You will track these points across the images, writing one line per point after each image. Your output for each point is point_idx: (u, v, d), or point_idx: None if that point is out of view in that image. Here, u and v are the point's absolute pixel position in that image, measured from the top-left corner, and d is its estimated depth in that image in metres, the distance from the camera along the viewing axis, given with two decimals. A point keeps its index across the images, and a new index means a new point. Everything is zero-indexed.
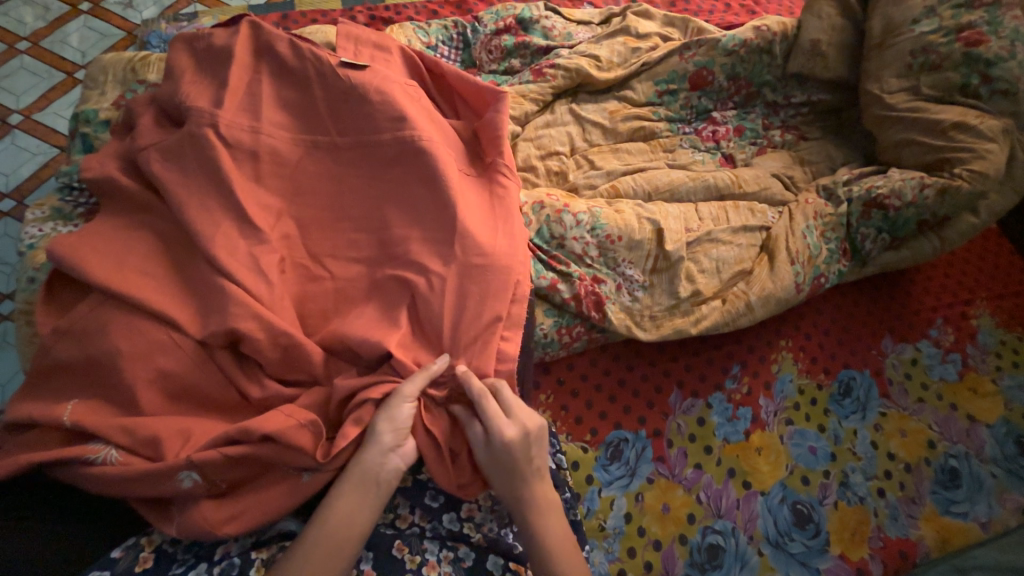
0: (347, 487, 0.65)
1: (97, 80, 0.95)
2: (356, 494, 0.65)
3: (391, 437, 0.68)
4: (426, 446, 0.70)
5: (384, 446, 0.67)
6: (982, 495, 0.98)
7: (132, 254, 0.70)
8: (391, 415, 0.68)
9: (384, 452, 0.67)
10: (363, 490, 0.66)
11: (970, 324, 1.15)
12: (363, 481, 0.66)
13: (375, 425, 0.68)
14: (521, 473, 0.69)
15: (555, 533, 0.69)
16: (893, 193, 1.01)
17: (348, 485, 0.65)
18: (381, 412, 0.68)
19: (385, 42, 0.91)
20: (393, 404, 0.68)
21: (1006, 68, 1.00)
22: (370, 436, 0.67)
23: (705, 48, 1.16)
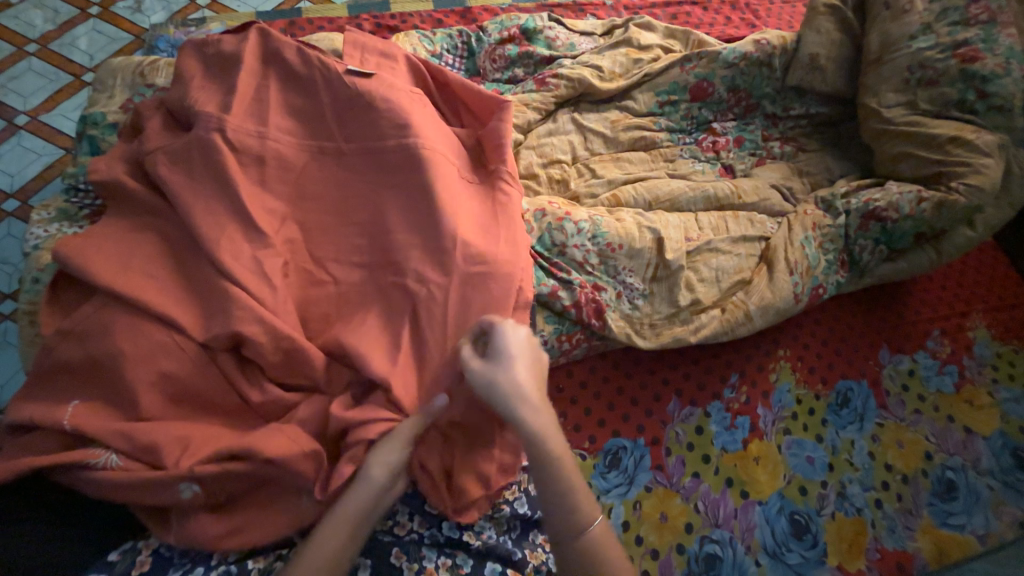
0: (339, 521, 0.64)
1: (107, 83, 0.96)
2: (349, 530, 0.64)
3: (385, 478, 0.67)
4: (421, 478, 0.73)
5: (381, 484, 0.67)
6: (979, 507, 0.98)
7: (137, 257, 0.71)
8: (388, 457, 0.67)
9: (379, 491, 0.67)
10: (357, 525, 0.65)
11: (967, 336, 1.16)
12: (358, 518, 0.65)
13: (367, 467, 0.67)
14: (521, 392, 0.69)
15: (561, 451, 0.68)
16: (891, 206, 1.02)
17: (341, 521, 0.64)
18: (376, 453, 0.67)
19: (391, 50, 0.93)
20: (389, 444, 0.68)
21: (1002, 84, 1.01)
22: (362, 477, 0.66)
23: (706, 60, 1.18)
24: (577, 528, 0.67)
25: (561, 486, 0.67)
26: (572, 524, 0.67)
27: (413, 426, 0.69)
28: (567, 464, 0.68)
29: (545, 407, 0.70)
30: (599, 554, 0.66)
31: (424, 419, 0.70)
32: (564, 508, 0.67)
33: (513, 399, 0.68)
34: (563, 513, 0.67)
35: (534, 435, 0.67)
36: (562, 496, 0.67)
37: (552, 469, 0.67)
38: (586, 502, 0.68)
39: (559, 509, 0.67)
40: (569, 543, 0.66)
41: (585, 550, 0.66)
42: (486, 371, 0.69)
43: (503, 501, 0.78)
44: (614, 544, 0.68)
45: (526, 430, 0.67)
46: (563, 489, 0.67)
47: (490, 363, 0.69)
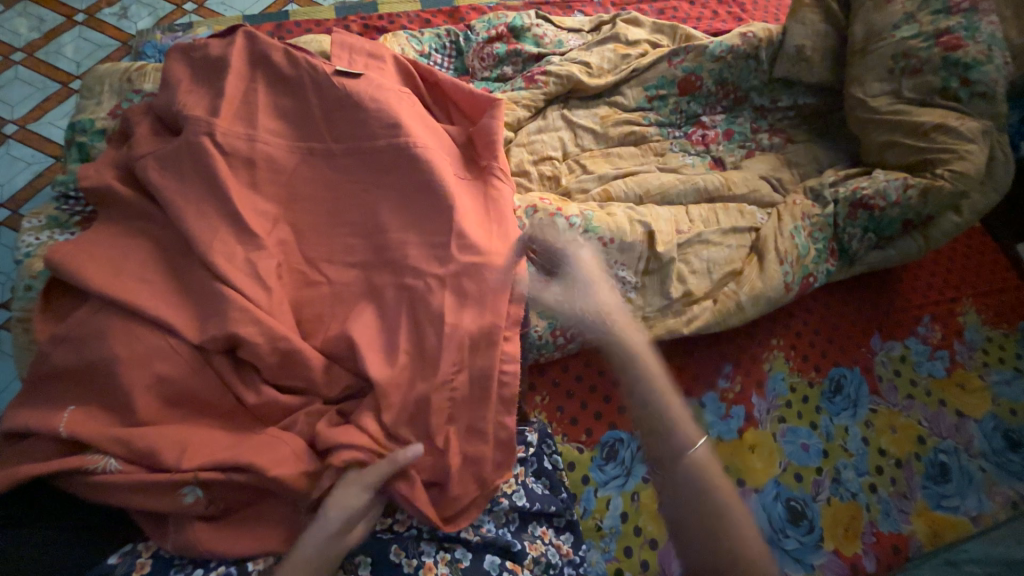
0: (295, 568, 0.62)
1: (93, 90, 0.95)
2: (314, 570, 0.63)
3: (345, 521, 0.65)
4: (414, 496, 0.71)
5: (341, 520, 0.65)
6: (972, 489, 0.99)
7: (131, 261, 0.71)
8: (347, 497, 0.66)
9: (340, 533, 0.65)
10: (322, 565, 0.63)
11: (956, 321, 1.17)
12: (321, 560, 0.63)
13: (325, 510, 0.65)
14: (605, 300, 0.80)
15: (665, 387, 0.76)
16: (878, 193, 1.03)
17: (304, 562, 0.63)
18: (334, 497, 0.66)
19: (380, 51, 0.93)
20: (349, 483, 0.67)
21: (984, 71, 1.02)
22: (320, 521, 0.64)
23: (693, 54, 1.18)
24: (677, 447, 0.72)
25: (658, 408, 0.74)
26: (673, 443, 0.72)
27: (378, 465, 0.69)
28: (672, 400, 0.74)
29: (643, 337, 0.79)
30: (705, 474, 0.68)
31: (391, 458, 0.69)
32: (661, 421, 0.74)
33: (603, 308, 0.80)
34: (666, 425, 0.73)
35: (629, 359, 0.77)
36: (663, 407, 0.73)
37: (648, 398, 0.75)
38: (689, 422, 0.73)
39: (661, 428, 0.73)
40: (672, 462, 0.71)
41: (688, 471, 0.70)
42: (581, 296, 0.80)
43: (501, 494, 0.78)
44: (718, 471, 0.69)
45: (621, 337, 0.78)
46: (656, 411, 0.74)
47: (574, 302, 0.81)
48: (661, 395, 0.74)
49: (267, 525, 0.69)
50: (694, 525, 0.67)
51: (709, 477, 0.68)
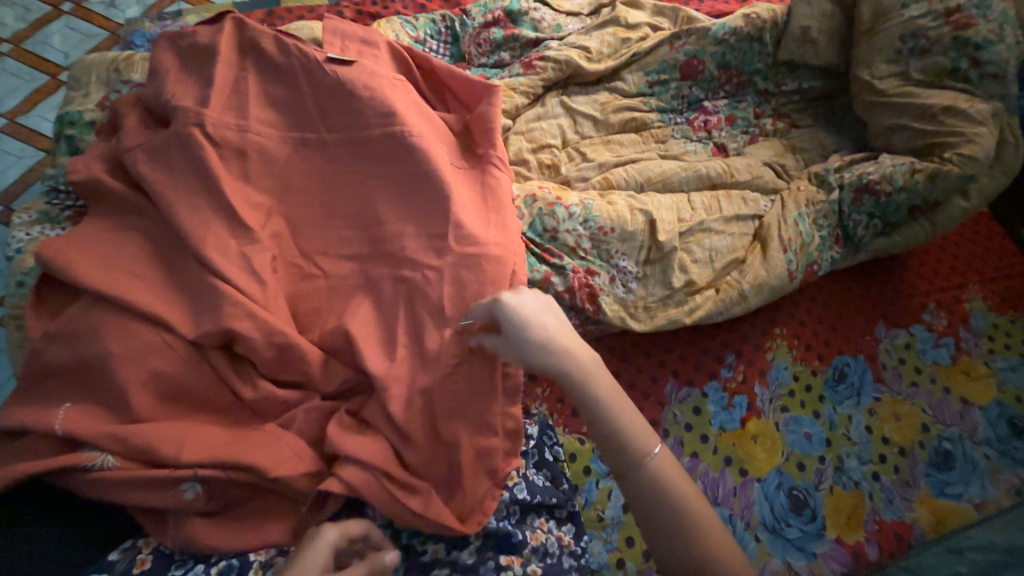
0: None
1: (81, 80, 0.94)
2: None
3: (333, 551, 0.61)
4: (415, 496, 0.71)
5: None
6: (976, 476, 0.99)
7: (122, 256, 0.70)
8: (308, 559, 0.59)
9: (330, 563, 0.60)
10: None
11: (962, 308, 1.16)
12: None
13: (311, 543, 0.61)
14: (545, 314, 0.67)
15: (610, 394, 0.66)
16: (884, 178, 1.01)
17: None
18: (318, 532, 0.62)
19: (373, 37, 0.91)
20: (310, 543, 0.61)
21: (995, 51, 1.00)
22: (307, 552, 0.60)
23: (694, 37, 1.15)
24: (635, 463, 0.63)
25: (608, 422, 0.64)
26: (630, 460, 0.63)
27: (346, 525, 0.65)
28: (620, 408, 0.65)
29: (581, 343, 0.68)
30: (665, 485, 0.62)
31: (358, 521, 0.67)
32: (612, 436, 0.64)
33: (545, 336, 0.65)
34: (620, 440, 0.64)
35: (574, 379, 0.65)
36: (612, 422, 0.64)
37: (599, 415, 0.65)
38: (639, 430, 0.64)
39: (615, 443, 0.64)
40: (632, 480, 0.63)
41: (651, 488, 0.63)
42: (518, 331, 0.65)
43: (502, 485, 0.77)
44: (679, 475, 0.64)
45: (564, 356, 0.65)
46: (609, 426, 0.64)
47: (517, 333, 0.65)
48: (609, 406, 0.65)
49: (267, 521, 0.69)
50: (668, 543, 0.62)
51: (668, 491, 0.62)
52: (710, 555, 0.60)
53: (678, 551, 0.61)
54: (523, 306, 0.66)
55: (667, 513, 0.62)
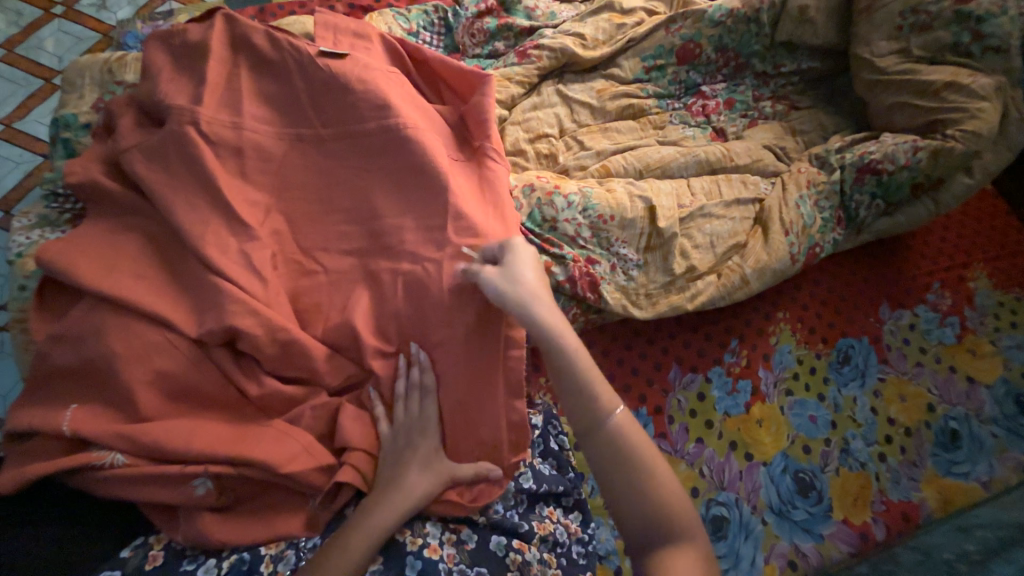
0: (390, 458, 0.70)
1: (75, 83, 0.92)
2: (397, 462, 0.70)
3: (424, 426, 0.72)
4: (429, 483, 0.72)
5: (397, 458, 0.70)
6: (983, 455, 0.99)
7: (123, 257, 0.70)
8: (399, 433, 0.72)
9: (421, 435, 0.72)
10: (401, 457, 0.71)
11: (967, 287, 1.15)
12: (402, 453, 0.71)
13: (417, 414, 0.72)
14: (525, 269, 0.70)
15: (579, 351, 0.68)
16: (886, 157, 1.00)
17: (392, 450, 0.71)
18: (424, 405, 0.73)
19: (366, 30, 0.90)
20: (395, 418, 0.72)
21: (997, 23, 0.98)
22: (412, 423, 0.72)
23: (691, 20, 1.14)
24: (596, 417, 0.65)
25: (574, 376, 0.66)
26: (593, 414, 0.65)
27: (418, 397, 0.73)
28: (587, 365, 0.67)
29: (553, 303, 0.71)
30: (625, 441, 0.64)
31: (425, 375, 0.73)
32: (578, 390, 0.66)
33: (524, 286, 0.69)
34: (585, 393, 0.65)
35: (544, 334, 0.67)
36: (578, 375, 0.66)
37: (565, 369, 0.66)
38: (603, 387, 0.66)
39: (578, 397, 0.66)
40: (592, 434, 0.64)
41: (610, 443, 0.64)
42: (496, 281, 0.69)
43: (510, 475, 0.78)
44: (640, 435, 0.65)
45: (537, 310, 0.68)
46: (575, 382, 0.66)
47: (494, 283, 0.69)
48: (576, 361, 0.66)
49: (277, 515, 0.69)
50: (621, 493, 0.63)
51: (626, 446, 0.63)
52: (659, 508, 0.62)
53: (633, 507, 0.62)
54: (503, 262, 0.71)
55: (625, 466, 0.63)
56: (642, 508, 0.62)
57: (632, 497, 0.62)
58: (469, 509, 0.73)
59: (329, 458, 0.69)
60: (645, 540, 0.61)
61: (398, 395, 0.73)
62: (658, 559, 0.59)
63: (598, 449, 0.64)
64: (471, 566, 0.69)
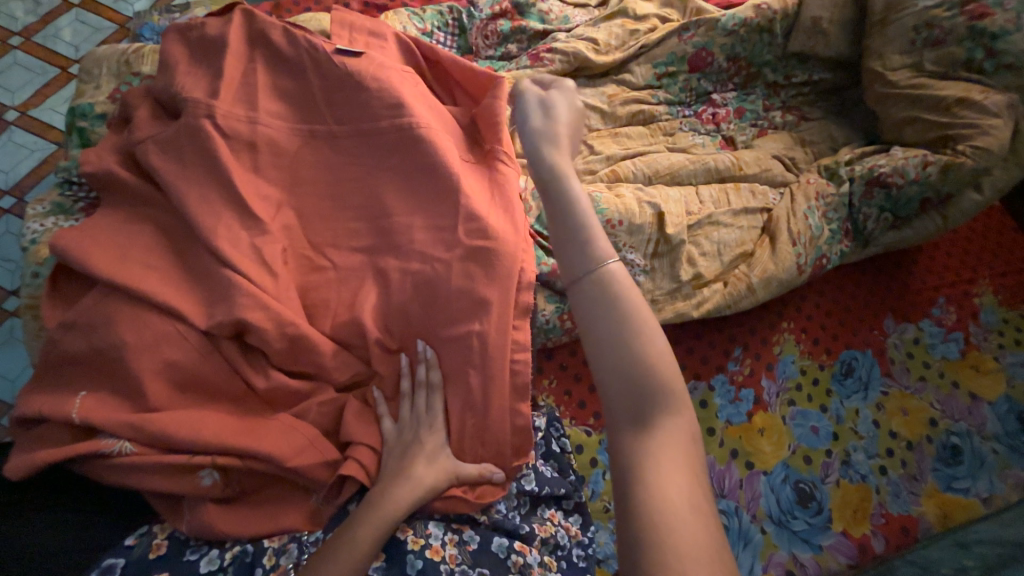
0: (398, 449, 0.71)
1: (92, 73, 0.93)
2: (405, 451, 0.71)
3: (434, 418, 0.73)
4: None
5: (402, 452, 0.71)
6: (984, 471, 0.99)
7: (136, 248, 0.71)
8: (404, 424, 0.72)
9: (431, 426, 0.72)
10: (409, 446, 0.71)
11: (972, 303, 1.15)
12: (408, 444, 0.71)
13: (427, 406, 0.73)
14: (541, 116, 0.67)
15: (585, 199, 0.60)
16: (896, 171, 1.00)
17: (401, 440, 0.72)
18: (433, 399, 0.74)
19: (381, 29, 0.91)
20: (399, 413, 0.73)
21: (1012, 40, 0.98)
22: (421, 416, 0.73)
23: (704, 28, 1.14)
24: (592, 268, 0.55)
25: (574, 230, 0.57)
26: (588, 263, 0.55)
27: (426, 393, 0.74)
28: (588, 212, 0.59)
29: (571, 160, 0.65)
30: (619, 295, 0.53)
31: (432, 374, 0.74)
32: (575, 232, 0.57)
33: (539, 129, 0.66)
34: (581, 235, 0.57)
35: (551, 173, 0.62)
36: (577, 217, 0.58)
37: (564, 208, 0.59)
38: (606, 242, 0.56)
39: (575, 252, 0.56)
40: (582, 281, 0.55)
41: (601, 291, 0.53)
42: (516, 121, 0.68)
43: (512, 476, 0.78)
44: (639, 300, 0.54)
45: (548, 162, 0.63)
46: (571, 221, 0.58)
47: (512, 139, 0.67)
48: (580, 216, 0.58)
49: (282, 509, 0.70)
50: (604, 353, 0.52)
51: (621, 301, 0.53)
52: (648, 381, 0.51)
53: (615, 368, 0.51)
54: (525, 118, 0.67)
55: (615, 322, 0.52)
56: (627, 379, 0.51)
57: (622, 370, 0.51)
58: (473, 506, 0.73)
59: (334, 453, 0.70)
60: (627, 418, 0.50)
61: (408, 392, 0.74)
62: (636, 439, 0.49)
63: (585, 295, 0.54)
64: (473, 566, 0.69)
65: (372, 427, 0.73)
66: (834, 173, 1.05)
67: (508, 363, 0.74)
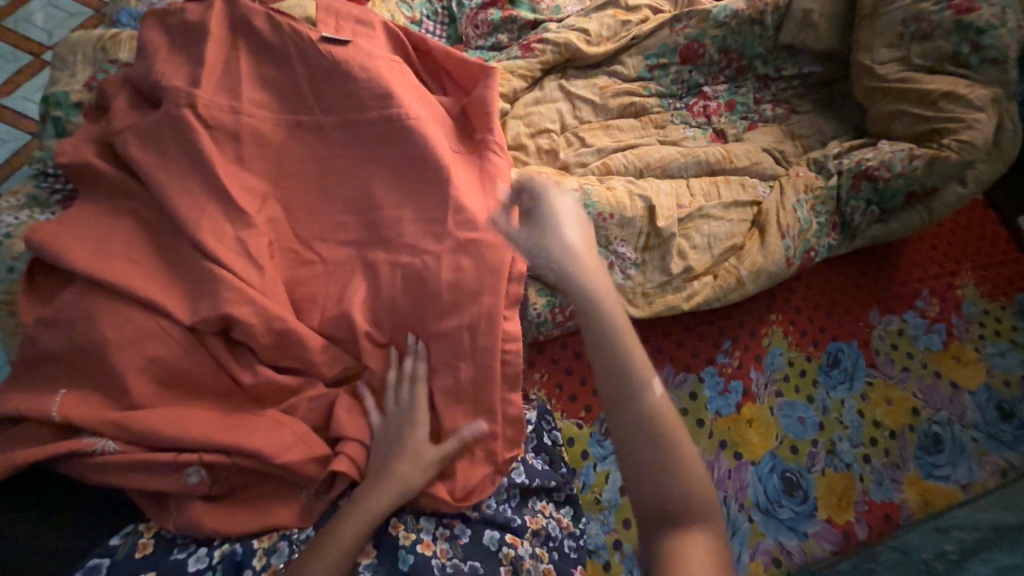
0: (385, 443, 0.70)
1: (66, 60, 0.90)
2: (391, 445, 0.70)
3: (419, 410, 0.72)
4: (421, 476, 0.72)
5: (389, 446, 0.70)
6: (963, 459, 1.01)
7: (116, 241, 0.69)
8: (393, 420, 0.71)
9: (416, 419, 0.71)
10: (396, 440, 0.70)
11: (955, 295, 1.17)
12: (395, 438, 0.70)
13: (413, 399, 0.72)
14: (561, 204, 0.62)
15: (618, 306, 0.56)
16: (883, 165, 1.01)
17: (387, 434, 0.71)
18: (419, 392, 0.73)
19: (369, 17, 0.88)
20: (388, 408, 0.72)
21: (996, 35, 1.00)
22: (407, 409, 0.72)
23: (696, 20, 1.14)
24: (627, 380, 0.52)
25: (602, 327, 0.54)
26: (623, 379, 0.52)
27: (412, 385, 0.73)
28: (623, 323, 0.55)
29: (597, 260, 0.60)
30: (656, 422, 0.50)
31: (417, 366, 0.73)
32: (606, 335, 0.53)
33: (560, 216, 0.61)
34: (614, 341, 0.53)
35: (577, 266, 0.58)
36: (609, 322, 0.54)
37: (594, 310, 0.54)
38: (643, 358, 0.53)
39: (606, 344, 0.53)
40: (618, 391, 0.51)
41: (637, 404, 0.51)
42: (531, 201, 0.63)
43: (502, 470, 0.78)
44: (678, 426, 0.51)
45: (573, 252, 0.59)
46: (604, 321, 0.54)
47: (529, 218, 0.62)
48: (611, 327, 0.54)
49: (270, 506, 0.69)
50: (641, 480, 0.50)
51: (659, 426, 0.50)
52: (689, 516, 0.48)
53: (653, 495, 0.49)
54: (541, 188, 0.62)
55: (651, 442, 0.50)
56: (665, 515, 0.48)
57: (660, 501, 0.49)
58: (463, 502, 0.73)
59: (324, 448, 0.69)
60: (667, 536, 0.48)
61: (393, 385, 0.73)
62: (673, 558, 0.46)
63: (618, 408, 0.51)
64: (464, 560, 0.70)
65: (361, 422, 0.72)
66: (823, 166, 1.06)
67: (500, 356, 0.74)
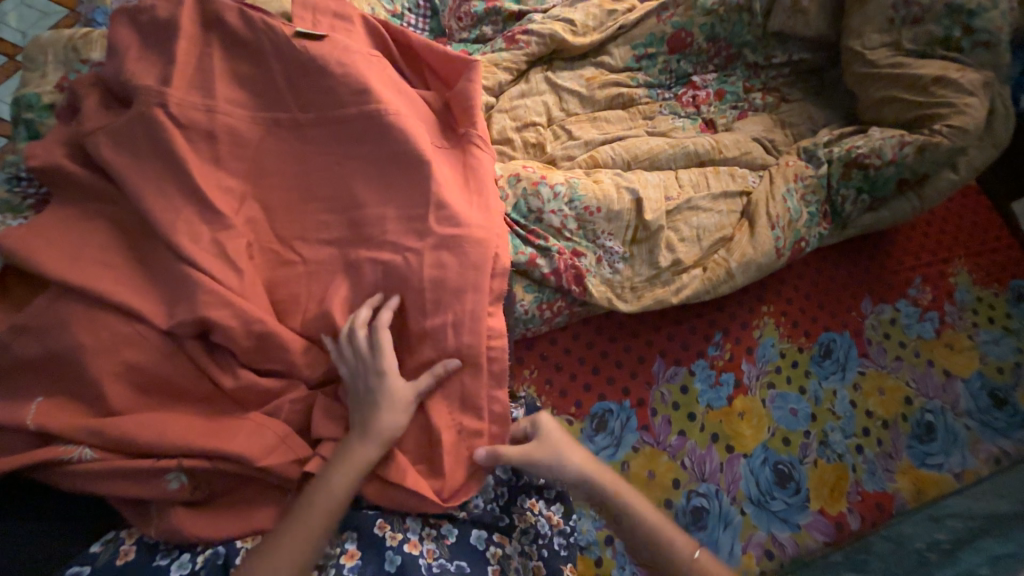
0: (358, 396, 0.69)
1: (37, 61, 0.88)
2: (365, 398, 0.69)
3: (386, 361, 0.69)
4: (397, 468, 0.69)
5: (363, 400, 0.69)
6: (957, 447, 1.01)
7: (90, 246, 0.68)
8: (364, 415, 0.68)
9: (384, 369, 0.69)
10: (368, 393, 0.69)
11: (948, 282, 1.16)
12: (366, 390, 0.69)
13: (377, 352, 0.69)
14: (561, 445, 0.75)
15: (631, 492, 0.74)
16: (873, 152, 1.00)
17: (359, 388, 0.69)
18: (383, 343, 0.70)
19: (346, 11, 0.86)
20: (354, 363, 0.70)
21: (987, 18, 0.99)
22: (373, 361, 0.69)
23: (683, 8, 1.12)
24: None
25: (643, 539, 0.72)
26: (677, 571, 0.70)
27: (376, 338, 0.70)
28: (637, 499, 0.74)
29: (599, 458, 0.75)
30: None
31: (381, 317, 0.71)
32: (658, 554, 0.71)
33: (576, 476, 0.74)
34: (662, 559, 0.71)
35: (621, 516, 0.73)
36: (653, 543, 0.71)
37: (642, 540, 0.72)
38: (677, 538, 0.71)
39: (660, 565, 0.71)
40: None
41: None
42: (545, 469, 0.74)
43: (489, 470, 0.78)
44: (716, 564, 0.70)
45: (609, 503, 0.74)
46: (654, 550, 0.72)
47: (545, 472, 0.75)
48: (642, 526, 0.72)
49: (253, 510, 0.68)
50: None
51: None
52: None
53: None
54: (530, 429, 0.75)
55: None
56: None
57: None
58: (445, 502, 0.70)
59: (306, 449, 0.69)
60: None
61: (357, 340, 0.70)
62: None
63: None
64: (450, 560, 0.70)
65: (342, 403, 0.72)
66: (812, 155, 1.04)
67: (484, 354, 0.73)
